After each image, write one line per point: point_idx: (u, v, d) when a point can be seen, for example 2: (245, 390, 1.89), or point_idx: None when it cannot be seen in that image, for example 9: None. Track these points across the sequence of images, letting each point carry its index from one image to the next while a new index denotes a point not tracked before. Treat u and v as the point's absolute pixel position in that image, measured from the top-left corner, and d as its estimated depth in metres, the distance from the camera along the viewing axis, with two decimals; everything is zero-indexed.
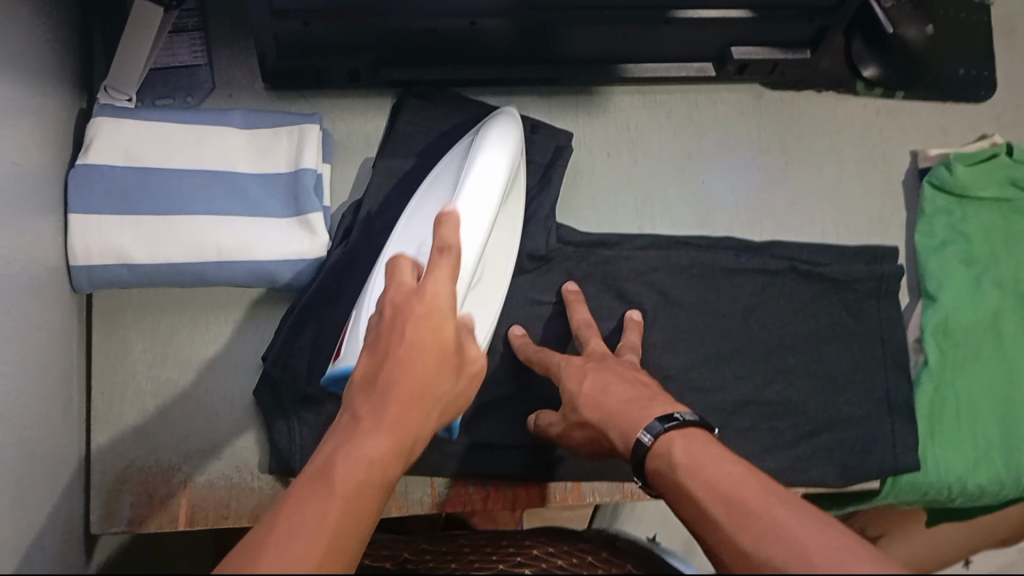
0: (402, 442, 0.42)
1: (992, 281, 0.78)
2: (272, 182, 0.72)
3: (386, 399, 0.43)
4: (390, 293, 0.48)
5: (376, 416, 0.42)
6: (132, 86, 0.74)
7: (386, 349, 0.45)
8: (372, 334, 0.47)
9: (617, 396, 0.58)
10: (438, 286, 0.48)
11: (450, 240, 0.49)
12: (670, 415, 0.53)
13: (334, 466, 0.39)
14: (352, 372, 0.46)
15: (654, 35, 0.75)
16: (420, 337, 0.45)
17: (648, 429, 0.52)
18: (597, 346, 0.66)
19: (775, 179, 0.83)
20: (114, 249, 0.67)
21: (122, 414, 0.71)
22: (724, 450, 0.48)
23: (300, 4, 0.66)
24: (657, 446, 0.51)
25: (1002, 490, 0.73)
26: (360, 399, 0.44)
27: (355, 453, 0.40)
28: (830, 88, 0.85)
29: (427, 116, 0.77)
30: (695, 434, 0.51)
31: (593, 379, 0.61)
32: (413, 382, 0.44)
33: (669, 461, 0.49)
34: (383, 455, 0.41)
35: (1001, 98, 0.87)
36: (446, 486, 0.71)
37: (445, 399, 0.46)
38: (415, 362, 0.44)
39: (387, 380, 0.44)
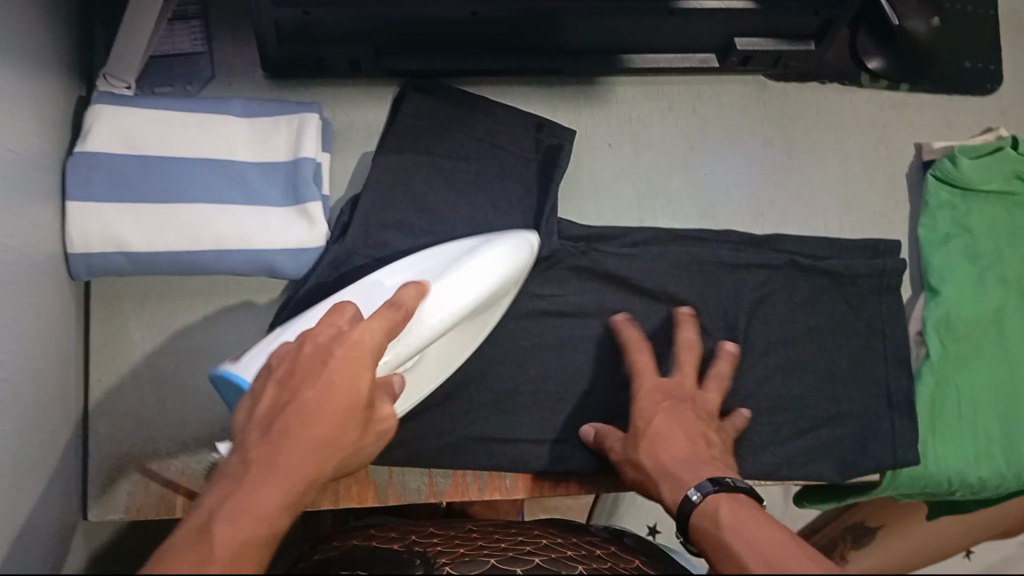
0: (298, 484, 0.42)
1: (995, 276, 0.78)
2: (272, 170, 0.72)
3: (288, 441, 0.43)
4: (319, 329, 0.51)
5: (264, 466, 0.42)
6: (131, 73, 0.73)
7: (298, 386, 0.46)
8: (284, 366, 0.48)
9: (679, 454, 0.61)
10: (368, 332, 0.51)
11: (408, 304, 0.56)
12: (721, 480, 0.56)
13: (221, 516, 0.39)
14: (257, 402, 0.47)
15: (657, 26, 0.74)
16: (331, 381, 0.46)
17: (698, 488, 0.56)
18: (681, 378, 0.67)
19: (776, 171, 0.82)
20: (113, 237, 0.67)
21: (119, 403, 0.71)
22: (765, 516, 0.52)
23: None
24: (707, 503, 0.54)
25: (1001, 485, 0.73)
26: (256, 433, 0.44)
27: (246, 501, 0.40)
28: (834, 80, 0.84)
29: (430, 107, 0.76)
30: (742, 501, 0.54)
31: (663, 424, 0.63)
32: (317, 424, 0.44)
33: (715, 521, 0.52)
34: (269, 509, 0.40)
35: (1008, 91, 0.86)
36: (443, 476, 0.72)
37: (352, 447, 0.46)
38: (319, 406, 0.45)
39: (291, 419, 0.44)
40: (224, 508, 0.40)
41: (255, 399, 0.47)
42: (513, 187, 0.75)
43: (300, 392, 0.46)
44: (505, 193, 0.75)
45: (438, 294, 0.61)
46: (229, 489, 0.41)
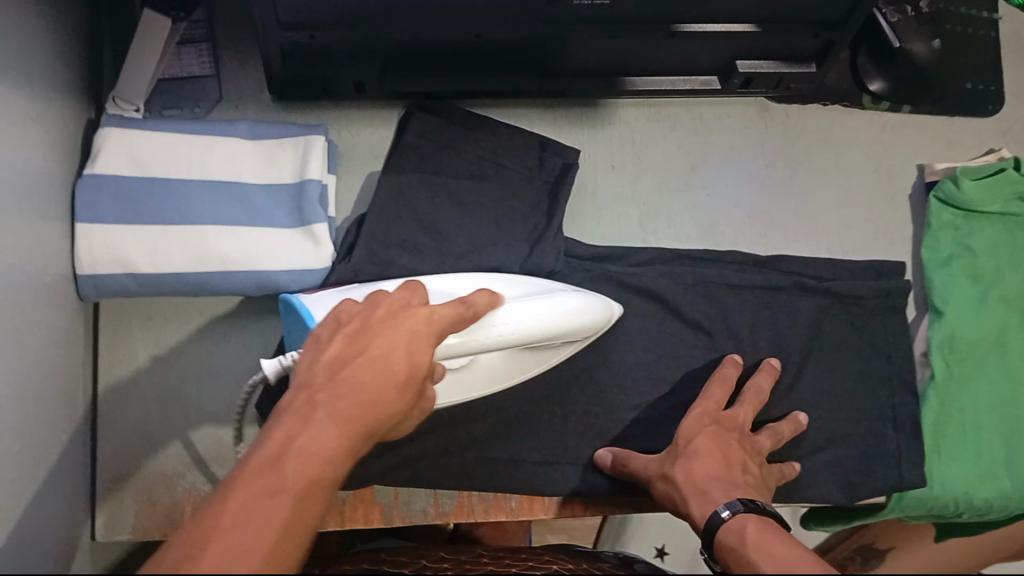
0: (354, 434, 0.42)
1: (998, 296, 0.78)
2: (277, 192, 0.73)
3: (352, 393, 0.43)
4: (390, 299, 0.51)
5: (330, 407, 0.42)
6: (140, 96, 0.74)
7: (366, 345, 0.46)
8: (351, 326, 0.48)
9: (713, 470, 0.62)
10: (436, 311, 0.51)
11: (479, 303, 0.56)
12: (752, 501, 0.57)
13: (291, 456, 0.39)
14: (323, 350, 0.47)
15: (659, 49, 0.75)
16: (399, 343, 0.47)
17: (727, 505, 0.56)
18: (739, 417, 0.68)
19: (779, 192, 0.83)
20: (119, 258, 0.68)
21: (126, 423, 0.71)
22: (794, 542, 0.52)
23: (307, 15, 0.66)
24: (734, 520, 0.55)
25: (1006, 506, 0.73)
26: (321, 376, 0.45)
27: (307, 443, 0.40)
28: (835, 102, 0.85)
29: (435, 129, 0.76)
30: (771, 524, 0.54)
31: (707, 445, 0.64)
32: (386, 378, 0.45)
33: (740, 537, 0.53)
34: (335, 450, 0.40)
35: (1010, 111, 0.86)
36: (449, 498, 0.72)
37: (403, 412, 0.46)
38: (389, 362, 0.46)
39: (360, 370, 0.45)
40: (287, 450, 0.40)
41: (318, 351, 0.47)
42: (518, 208, 0.76)
43: (364, 351, 0.46)
44: (510, 214, 0.75)
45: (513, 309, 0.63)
46: (295, 424, 0.41)
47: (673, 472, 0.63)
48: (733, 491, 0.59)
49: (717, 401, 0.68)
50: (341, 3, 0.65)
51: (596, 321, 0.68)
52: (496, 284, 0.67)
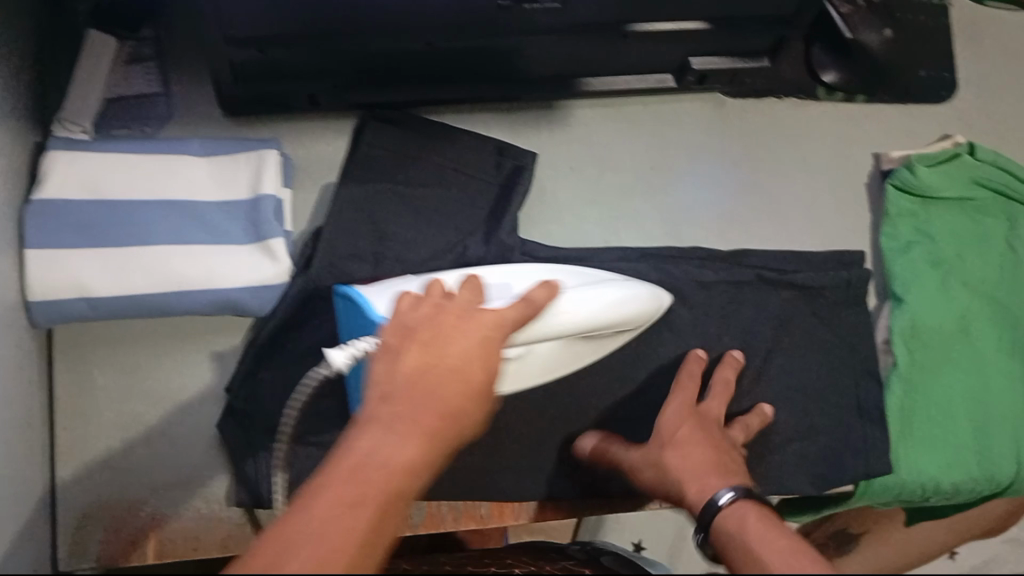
0: (435, 450, 0.41)
1: (957, 279, 0.79)
2: (232, 209, 0.72)
3: (434, 403, 0.42)
4: (453, 304, 0.49)
5: (411, 418, 0.41)
6: (88, 117, 0.73)
7: (443, 351, 0.45)
8: (430, 325, 0.47)
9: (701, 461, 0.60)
10: (494, 317, 0.50)
11: (539, 300, 0.55)
12: (748, 487, 0.56)
13: (376, 467, 0.38)
14: (402, 352, 0.45)
15: (614, 49, 0.75)
16: (471, 351, 0.46)
17: (725, 493, 0.56)
18: (713, 412, 0.68)
19: (738, 187, 0.83)
20: (73, 283, 0.67)
21: (90, 450, 0.70)
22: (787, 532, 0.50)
23: (257, 30, 0.65)
24: (733, 507, 0.54)
25: (974, 488, 0.74)
26: (401, 376, 0.43)
27: (394, 456, 0.39)
28: (790, 94, 0.85)
29: (390, 139, 0.75)
30: (769, 511, 0.54)
31: (691, 437, 0.63)
32: (461, 391, 0.44)
33: (737, 522, 0.52)
34: (418, 466, 0.39)
35: (962, 98, 0.87)
36: (419, 509, 0.71)
37: (477, 424, 0.45)
38: (465, 372, 0.45)
39: (435, 374, 0.44)
40: (371, 457, 0.38)
41: (394, 350, 0.46)
42: (478, 213, 0.75)
43: (443, 360, 0.45)
44: (471, 220, 0.75)
45: (579, 294, 0.61)
46: (381, 431, 0.40)
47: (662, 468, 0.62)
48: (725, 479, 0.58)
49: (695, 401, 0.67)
50: (289, 17, 0.64)
51: (643, 318, 0.66)
52: (556, 274, 0.65)
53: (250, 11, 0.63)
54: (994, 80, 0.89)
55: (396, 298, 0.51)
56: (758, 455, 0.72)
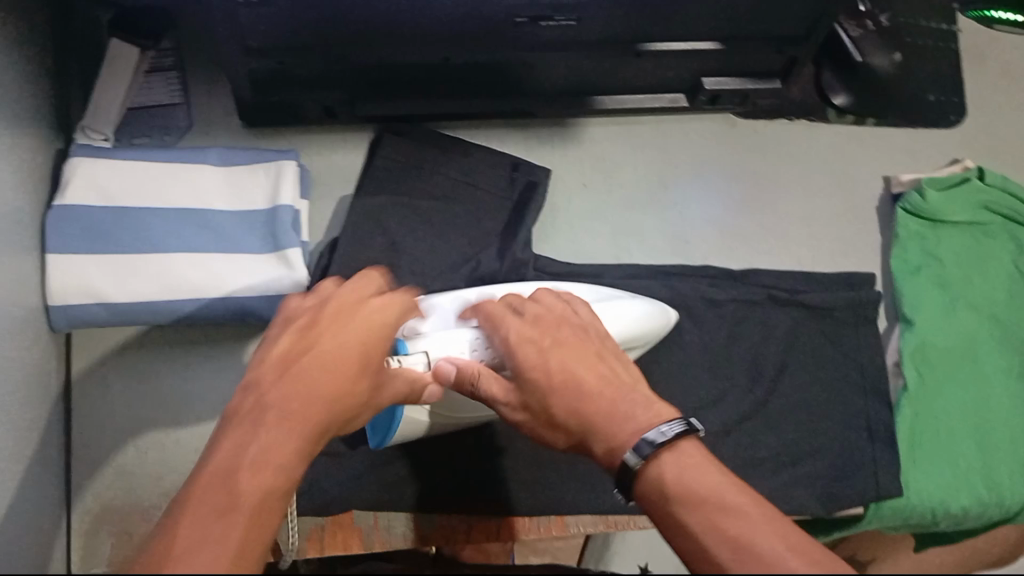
0: (308, 436, 0.41)
1: (966, 302, 0.79)
2: (249, 218, 0.73)
3: (311, 388, 0.43)
4: (335, 296, 0.49)
5: (285, 409, 0.41)
6: (109, 126, 0.74)
7: (316, 341, 0.45)
8: (305, 318, 0.47)
9: (600, 403, 0.50)
10: (383, 302, 0.50)
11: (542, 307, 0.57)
12: (658, 430, 0.47)
13: (247, 466, 0.38)
14: (272, 347, 0.45)
15: (626, 68, 0.76)
16: (349, 337, 0.46)
17: (636, 448, 0.47)
18: (529, 352, 0.53)
19: (748, 207, 0.84)
20: (91, 289, 0.68)
21: (102, 453, 0.71)
22: (733, 483, 0.44)
23: (275, 40, 0.67)
24: (651, 468, 0.46)
25: (985, 514, 0.73)
26: (268, 373, 0.43)
27: (264, 449, 0.39)
28: (801, 116, 0.86)
29: (405, 152, 0.77)
30: (695, 466, 0.45)
31: (575, 386, 0.51)
32: (337, 376, 0.44)
33: (665, 485, 0.45)
34: (290, 457, 0.39)
35: (972, 122, 0.88)
36: (428, 521, 0.70)
37: (359, 406, 0.46)
38: (341, 358, 0.45)
39: (308, 365, 0.44)
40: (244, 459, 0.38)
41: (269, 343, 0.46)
42: (490, 227, 0.76)
43: (311, 348, 0.45)
44: (483, 233, 0.76)
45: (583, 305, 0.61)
46: (250, 427, 0.40)
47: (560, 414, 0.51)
48: (636, 426, 0.48)
49: (511, 337, 0.54)
50: (308, 29, 0.66)
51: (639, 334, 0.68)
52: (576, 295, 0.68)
53: (270, 23, 0.65)
54: (1004, 105, 0.89)
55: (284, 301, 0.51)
56: (767, 473, 0.72)
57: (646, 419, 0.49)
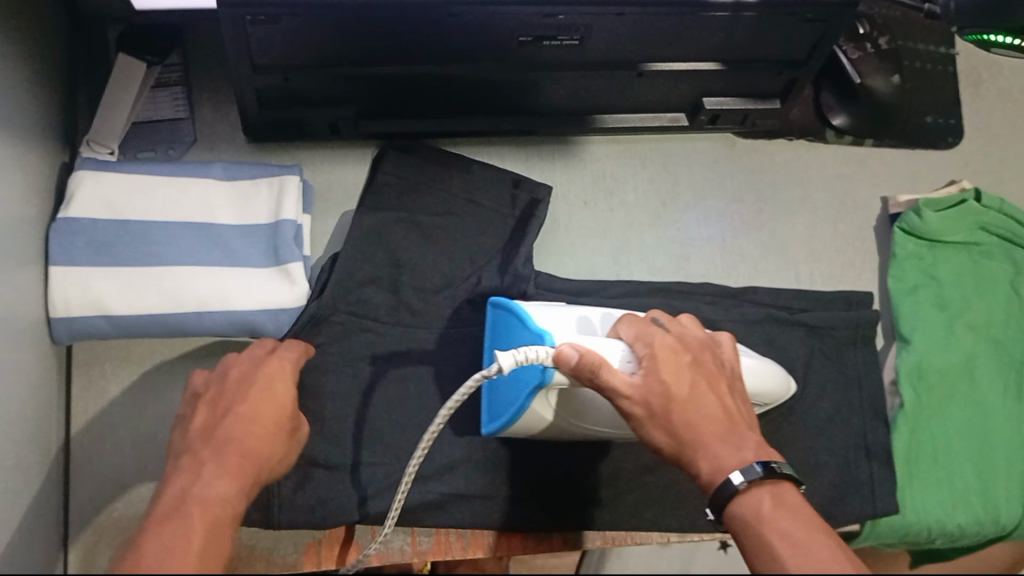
0: (238, 482, 0.50)
1: (964, 323, 0.79)
2: (252, 233, 0.73)
3: (230, 448, 0.52)
4: (232, 367, 0.59)
5: (216, 461, 0.50)
6: (114, 139, 0.75)
7: (228, 407, 0.55)
8: (213, 394, 0.57)
9: (714, 424, 0.56)
10: (277, 364, 0.61)
11: (691, 330, 0.61)
12: (769, 464, 0.54)
13: (191, 502, 0.46)
14: (189, 424, 0.55)
15: (628, 87, 0.77)
16: (255, 399, 0.57)
17: (744, 471, 0.53)
18: (672, 360, 0.58)
19: (747, 226, 0.84)
20: (94, 302, 0.68)
21: (102, 465, 0.71)
22: (818, 526, 0.50)
23: (283, 58, 0.67)
24: (750, 495, 0.52)
25: (979, 532, 0.74)
26: (197, 442, 0.53)
27: (205, 489, 0.48)
28: (800, 137, 0.87)
29: (409, 168, 0.77)
30: (790, 504, 0.52)
31: (696, 402, 0.56)
32: (254, 432, 0.54)
33: (758, 513, 0.52)
34: (228, 494, 0.48)
35: (969, 145, 0.89)
36: (427, 535, 0.70)
37: (280, 454, 0.56)
38: (253, 418, 0.55)
39: (227, 430, 0.53)
40: (188, 495, 0.47)
41: (188, 419, 0.56)
42: (492, 244, 0.77)
43: (226, 416, 0.55)
44: (485, 250, 0.76)
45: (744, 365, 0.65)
46: (190, 479, 0.49)
47: (673, 420, 0.55)
48: (744, 455, 0.54)
49: (657, 342, 0.59)
50: (314, 46, 0.66)
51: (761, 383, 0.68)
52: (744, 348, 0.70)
53: (277, 40, 0.65)
54: (1002, 128, 0.90)
55: (184, 388, 0.60)
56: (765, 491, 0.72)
57: (754, 453, 0.54)
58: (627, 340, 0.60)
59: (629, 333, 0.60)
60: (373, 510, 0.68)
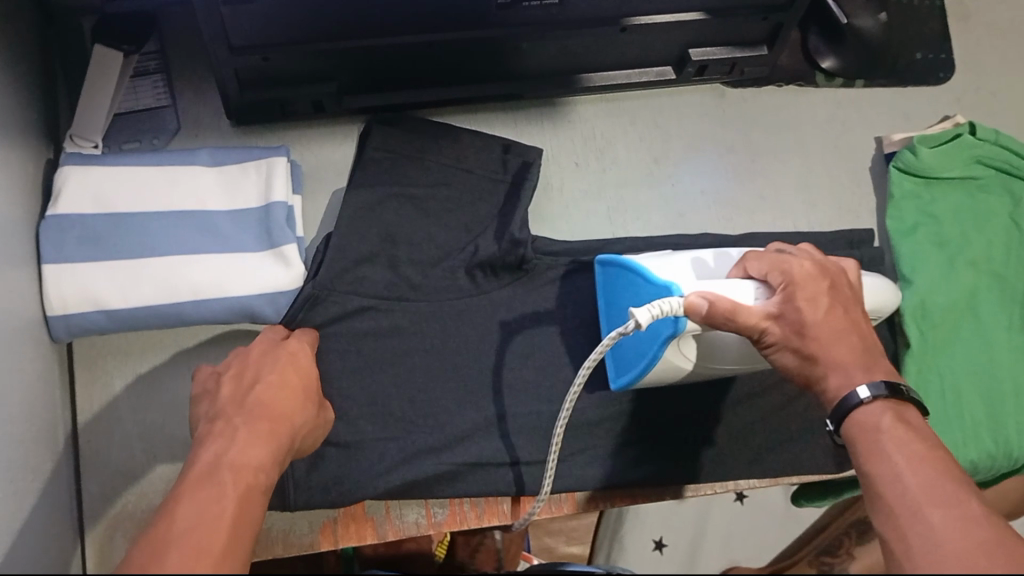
0: (272, 450, 0.51)
1: (965, 258, 0.79)
2: (244, 217, 0.73)
3: (260, 414, 0.53)
4: (253, 345, 0.62)
5: (249, 427, 0.51)
6: (97, 132, 0.74)
7: (254, 378, 0.57)
8: (238, 367, 0.59)
9: (850, 347, 0.55)
10: (295, 346, 0.64)
11: (821, 255, 0.60)
12: (895, 384, 0.53)
13: (228, 463, 0.47)
14: (216, 393, 0.56)
15: (612, 44, 0.76)
16: (280, 376, 0.58)
17: (868, 387, 0.52)
18: (811, 286, 0.56)
19: (742, 174, 0.84)
20: (91, 297, 0.68)
21: (114, 458, 0.71)
22: (939, 442, 0.50)
23: (258, 39, 0.67)
24: (870, 409, 0.52)
25: (991, 467, 0.74)
26: (229, 407, 0.54)
27: (240, 453, 0.49)
28: (790, 82, 0.86)
29: (396, 142, 0.77)
30: (909, 421, 0.51)
31: (833, 325, 0.55)
32: (280, 404, 0.56)
33: (874, 422, 0.51)
34: (263, 459, 0.49)
35: (962, 77, 0.88)
36: (440, 507, 0.71)
37: (304, 427, 0.57)
38: (279, 392, 0.57)
39: (258, 398, 0.55)
40: (221, 461, 0.47)
41: (211, 390, 0.57)
42: (487, 210, 0.76)
43: (252, 386, 0.56)
44: (480, 216, 0.76)
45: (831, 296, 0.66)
46: (225, 440, 0.50)
47: (807, 342, 0.55)
48: (873, 374, 0.53)
49: (793, 268, 0.57)
50: (294, 24, 0.66)
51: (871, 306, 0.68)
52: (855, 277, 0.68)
53: (255, 21, 0.64)
54: (994, 58, 0.89)
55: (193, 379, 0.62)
56: (772, 441, 0.73)
57: (882, 374, 0.54)
58: (759, 275, 0.58)
59: (761, 266, 0.58)
60: (386, 485, 0.68)
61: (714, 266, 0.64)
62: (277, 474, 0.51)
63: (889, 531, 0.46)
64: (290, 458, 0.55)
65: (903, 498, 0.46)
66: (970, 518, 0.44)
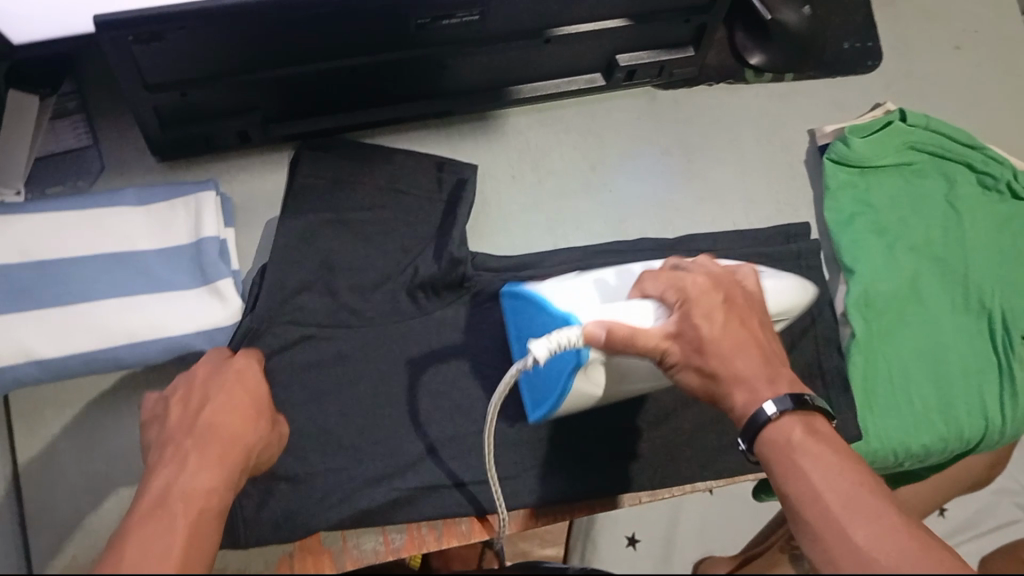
0: (223, 471, 0.49)
1: (903, 245, 0.79)
2: (175, 255, 0.72)
3: (209, 434, 0.52)
4: (198, 365, 0.60)
5: (197, 451, 0.50)
6: (19, 178, 0.73)
7: (202, 399, 0.56)
8: (185, 390, 0.57)
9: (751, 362, 0.55)
10: (245, 359, 0.62)
11: (715, 266, 0.60)
12: (798, 395, 0.54)
13: (177, 492, 0.46)
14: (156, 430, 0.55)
15: (538, 55, 0.75)
16: (229, 391, 0.57)
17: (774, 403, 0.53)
18: (707, 302, 0.56)
19: (679, 174, 0.84)
20: (21, 347, 0.66)
21: (60, 512, 0.69)
22: (850, 455, 0.51)
23: (175, 73, 0.65)
24: (781, 426, 0.52)
25: (943, 450, 0.74)
26: (178, 433, 0.52)
27: (189, 480, 0.47)
28: (720, 81, 0.87)
29: (328, 167, 0.76)
30: (819, 433, 0.52)
31: (731, 339, 0.55)
32: (230, 423, 0.54)
33: (787, 439, 0.52)
34: (212, 483, 0.48)
35: (890, 65, 0.89)
36: (399, 533, 0.69)
37: (258, 443, 0.56)
38: (228, 409, 0.55)
39: (206, 420, 0.53)
40: (169, 489, 0.46)
41: (161, 418, 0.56)
42: (424, 230, 0.75)
43: (201, 408, 0.55)
44: (417, 237, 0.75)
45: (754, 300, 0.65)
46: (173, 468, 0.48)
47: (707, 360, 0.55)
48: (778, 387, 0.54)
49: (687, 285, 0.57)
50: (212, 56, 0.64)
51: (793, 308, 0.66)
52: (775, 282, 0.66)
53: (171, 56, 0.63)
54: (919, 42, 0.91)
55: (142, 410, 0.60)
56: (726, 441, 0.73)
57: (786, 386, 0.54)
58: (657, 293, 0.58)
59: (657, 287, 0.59)
60: (340, 516, 0.66)
61: (616, 286, 0.64)
62: (232, 495, 0.50)
63: (814, 550, 0.46)
64: (246, 476, 0.54)
65: (823, 514, 0.47)
66: (888, 531, 0.44)
